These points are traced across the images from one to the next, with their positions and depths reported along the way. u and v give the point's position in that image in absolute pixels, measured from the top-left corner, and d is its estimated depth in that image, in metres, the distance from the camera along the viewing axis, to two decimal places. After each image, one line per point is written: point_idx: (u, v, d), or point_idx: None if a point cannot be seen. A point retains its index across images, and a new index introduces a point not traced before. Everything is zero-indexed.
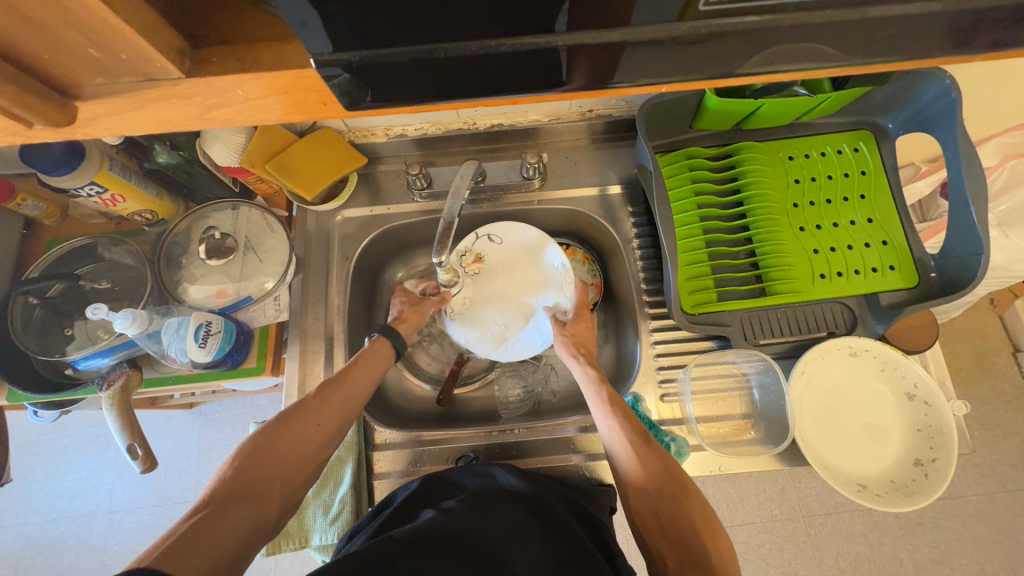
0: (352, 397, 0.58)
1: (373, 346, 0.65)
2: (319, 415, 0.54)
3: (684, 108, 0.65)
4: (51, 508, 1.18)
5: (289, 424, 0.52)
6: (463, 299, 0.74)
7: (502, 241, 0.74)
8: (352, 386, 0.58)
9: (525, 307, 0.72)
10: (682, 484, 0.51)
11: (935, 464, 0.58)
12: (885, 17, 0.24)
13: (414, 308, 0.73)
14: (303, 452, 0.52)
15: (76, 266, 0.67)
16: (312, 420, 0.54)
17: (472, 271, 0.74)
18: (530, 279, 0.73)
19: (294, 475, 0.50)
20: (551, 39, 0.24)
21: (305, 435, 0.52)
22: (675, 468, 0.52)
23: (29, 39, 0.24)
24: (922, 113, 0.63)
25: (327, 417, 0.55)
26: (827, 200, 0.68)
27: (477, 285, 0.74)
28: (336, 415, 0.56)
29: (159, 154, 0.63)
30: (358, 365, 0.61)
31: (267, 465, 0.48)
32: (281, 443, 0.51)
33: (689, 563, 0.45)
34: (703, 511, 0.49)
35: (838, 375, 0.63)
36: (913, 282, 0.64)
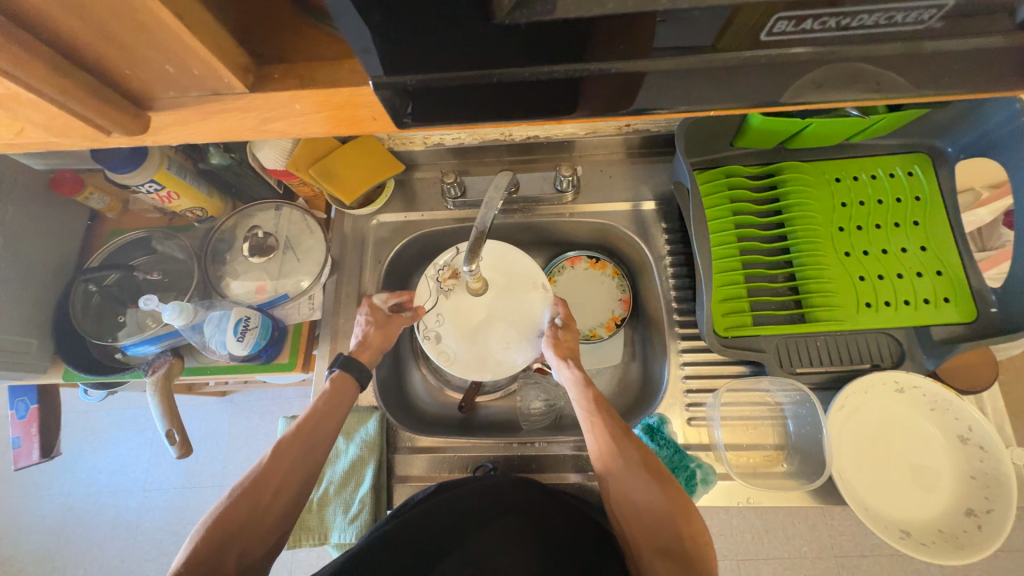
0: (310, 450, 0.55)
1: (333, 385, 0.60)
2: (277, 478, 0.52)
3: (726, 126, 0.63)
4: (92, 481, 1.25)
5: (245, 496, 0.50)
6: (439, 318, 0.68)
7: (483, 259, 0.70)
8: (311, 439, 0.56)
9: (515, 328, 0.67)
10: (658, 469, 0.51)
11: (989, 516, 0.54)
12: (954, 50, 0.23)
13: (380, 330, 0.65)
14: (263, 523, 0.50)
15: (132, 258, 0.72)
16: (267, 488, 0.51)
17: (449, 288, 0.68)
18: (524, 298, 0.68)
19: (254, 547, 0.49)
20: (603, 65, 0.25)
21: (261, 506, 0.51)
22: (650, 458, 0.52)
23: (116, 57, 0.26)
24: (987, 138, 0.59)
25: (286, 484, 0.53)
26: (876, 225, 0.64)
27: (458, 302, 0.68)
28: (296, 476, 0.53)
29: (212, 155, 0.66)
30: (316, 414, 0.57)
31: (224, 544, 0.47)
32: (238, 517, 0.49)
33: (663, 552, 0.48)
34: (676, 494, 0.50)
35: (882, 411, 0.60)
36: (971, 317, 0.59)
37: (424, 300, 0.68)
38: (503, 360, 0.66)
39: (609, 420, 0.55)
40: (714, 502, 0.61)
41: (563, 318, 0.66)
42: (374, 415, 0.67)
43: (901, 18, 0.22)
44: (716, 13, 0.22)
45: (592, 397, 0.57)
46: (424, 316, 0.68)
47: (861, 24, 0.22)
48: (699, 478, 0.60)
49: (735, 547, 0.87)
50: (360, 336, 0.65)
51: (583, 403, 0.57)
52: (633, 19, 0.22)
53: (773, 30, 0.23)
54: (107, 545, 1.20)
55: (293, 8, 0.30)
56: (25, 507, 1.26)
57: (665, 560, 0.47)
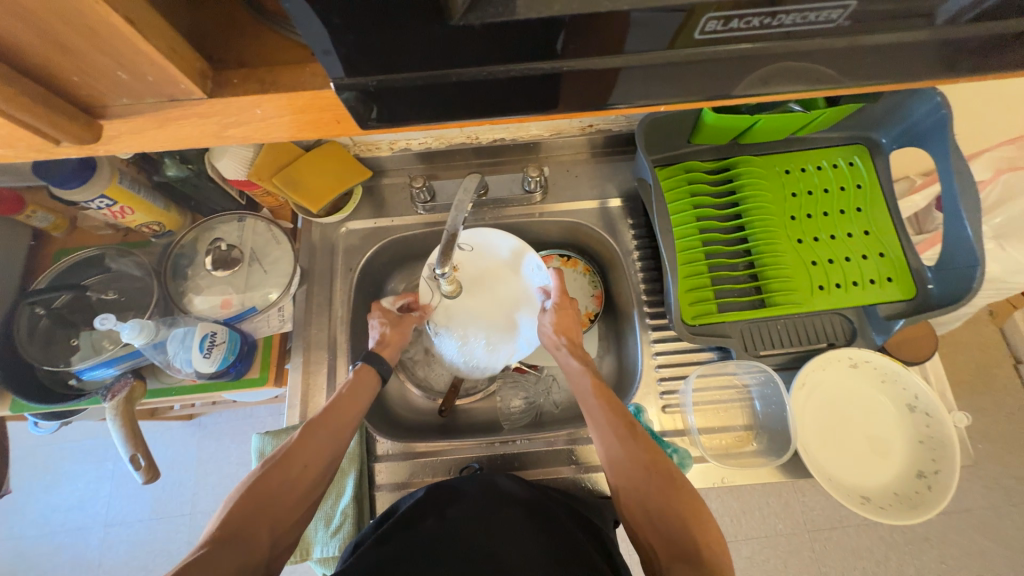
0: (339, 430, 0.56)
1: (358, 376, 0.62)
2: (306, 455, 0.53)
3: (682, 124, 0.66)
4: (47, 520, 1.17)
5: (276, 468, 0.50)
6: (444, 316, 0.71)
7: (475, 249, 0.72)
8: (337, 421, 0.57)
9: (511, 314, 0.70)
10: (671, 475, 0.52)
11: (937, 476, 0.58)
12: (870, 46, 0.26)
13: (397, 329, 0.68)
14: (290, 496, 0.50)
15: (83, 278, 0.68)
16: (297, 461, 0.52)
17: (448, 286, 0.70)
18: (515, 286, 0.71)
19: (281, 522, 0.48)
20: (555, 64, 0.26)
21: (290, 478, 0.51)
22: (663, 461, 0.53)
23: (62, 62, 0.25)
24: (914, 128, 0.64)
25: (315, 460, 0.53)
26: (824, 213, 0.69)
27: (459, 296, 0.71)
28: (324, 453, 0.54)
29: (168, 167, 0.64)
30: (342, 398, 0.59)
31: (255, 512, 0.47)
32: (269, 487, 0.49)
33: (679, 557, 0.46)
34: (690, 501, 0.50)
35: (838, 387, 0.64)
36: (911, 293, 0.64)
37: (428, 301, 0.70)
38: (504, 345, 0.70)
39: (619, 424, 0.56)
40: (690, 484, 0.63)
41: (556, 300, 0.67)
42: (353, 425, 0.66)
43: (814, 16, 0.24)
44: (659, 14, 0.23)
45: (602, 397, 0.59)
46: (433, 313, 0.71)
47: (782, 23, 0.25)
48: (675, 462, 0.63)
49: None
50: (377, 336, 0.67)
51: (593, 391, 0.60)
52: (582, 19, 0.23)
53: (705, 29, 0.25)
54: None
55: (250, 14, 0.30)
56: None
57: (682, 564, 0.45)
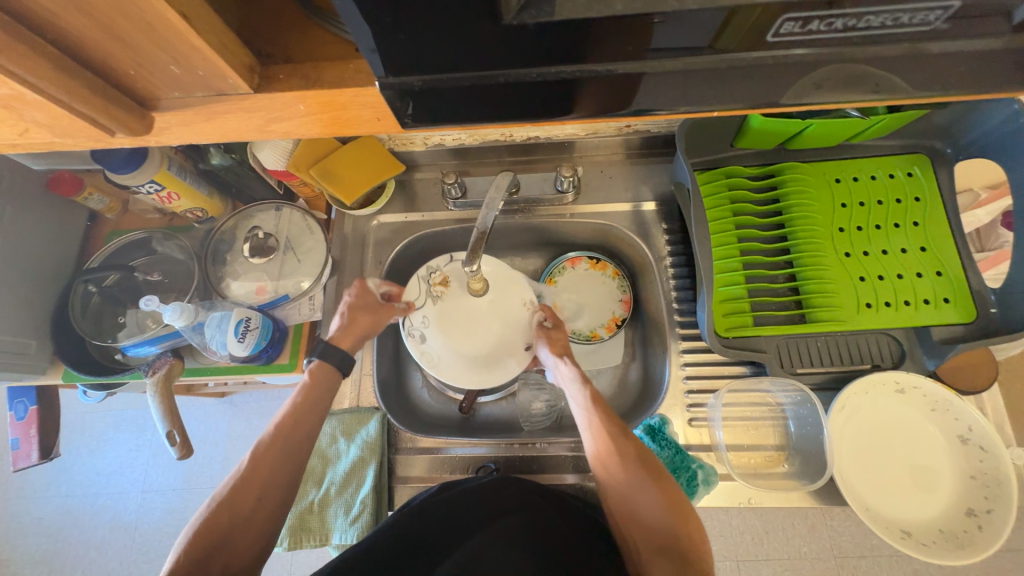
0: (291, 454, 0.53)
1: (311, 380, 0.58)
2: (256, 485, 0.50)
3: (726, 127, 0.64)
4: (91, 483, 1.25)
5: (226, 504, 0.49)
6: (426, 319, 0.68)
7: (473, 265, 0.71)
8: (290, 445, 0.54)
9: (499, 342, 0.68)
10: (656, 470, 0.51)
11: (990, 516, 0.54)
12: (951, 52, 0.24)
13: (369, 315, 0.64)
14: (247, 531, 0.49)
15: (132, 259, 0.72)
16: (248, 492, 0.50)
17: (438, 293, 0.69)
18: (512, 304, 0.69)
19: (237, 559, 0.48)
20: (608, 67, 0.25)
21: (244, 513, 0.49)
22: (648, 458, 0.52)
23: (120, 56, 0.26)
24: (986, 138, 0.59)
25: (269, 490, 0.51)
26: (876, 225, 0.64)
27: (447, 306, 0.69)
28: (278, 482, 0.52)
29: (213, 156, 0.67)
30: (293, 416, 0.55)
31: (205, 559, 0.46)
32: (220, 526, 0.48)
33: (661, 553, 0.48)
34: (675, 501, 0.50)
35: (883, 412, 0.60)
36: (971, 317, 0.60)
37: (413, 299, 0.68)
38: (481, 371, 0.66)
39: (607, 420, 0.54)
40: (715, 502, 0.61)
41: (552, 319, 0.67)
42: (375, 416, 0.67)
43: (908, 18, 0.22)
44: (719, 14, 0.22)
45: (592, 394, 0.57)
46: (413, 315, 0.68)
47: (866, 25, 0.22)
48: (700, 479, 0.60)
49: (735, 549, 0.86)
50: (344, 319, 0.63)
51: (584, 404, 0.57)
52: (640, 19, 0.22)
53: (779, 31, 0.23)
54: (105, 546, 1.20)
55: (300, 9, 0.30)
56: (23, 509, 1.25)
57: (664, 561, 0.47)
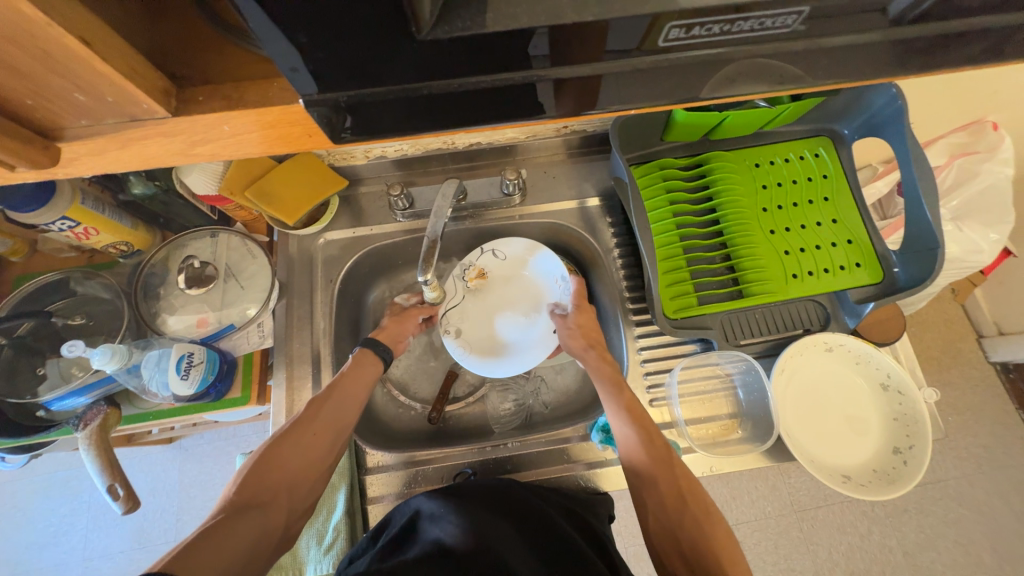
0: (344, 406, 0.58)
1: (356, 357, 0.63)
2: (315, 425, 0.55)
3: (654, 122, 0.68)
4: (20, 560, 1.11)
5: (286, 439, 0.53)
6: (461, 313, 0.73)
7: (505, 257, 0.75)
8: (342, 398, 0.58)
9: (531, 321, 0.72)
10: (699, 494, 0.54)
11: (912, 451, 0.61)
12: (824, 49, 0.27)
13: (395, 320, 0.71)
14: (303, 462, 0.53)
15: (47, 303, 0.65)
16: (307, 431, 0.54)
17: (473, 287, 0.73)
18: (535, 296, 0.73)
19: (297, 486, 0.51)
20: (528, 74, 0.26)
21: (302, 448, 0.53)
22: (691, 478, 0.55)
23: (13, 86, 0.24)
24: (873, 120, 0.67)
25: (324, 430, 0.55)
26: (794, 203, 0.71)
27: (479, 299, 0.73)
28: (333, 424, 0.56)
29: (134, 185, 0.63)
30: (347, 371, 0.61)
31: (268, 483, 0.49)
32: (281, 459, 0.51)
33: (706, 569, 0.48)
34: (723, 536, 0.51)
35: (816, 371, 0.66)
36: (879, 278, 0.67)
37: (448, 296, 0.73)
38: (519, 355, 0.70)
39: (663, 454, 0.55)
40: None
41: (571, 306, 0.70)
42: None
43: (770, 22, 0.25)
44: (619, 23, 0.24)
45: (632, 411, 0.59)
46: (446, 312, 0.73)
47: (741, 29, 0.25)
48: None
49: None
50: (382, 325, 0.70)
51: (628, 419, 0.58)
52: (552, 30, 0.24)
53: (668, 36, 0.25)
54: None
55: (214, 29, 0.29)
56: None
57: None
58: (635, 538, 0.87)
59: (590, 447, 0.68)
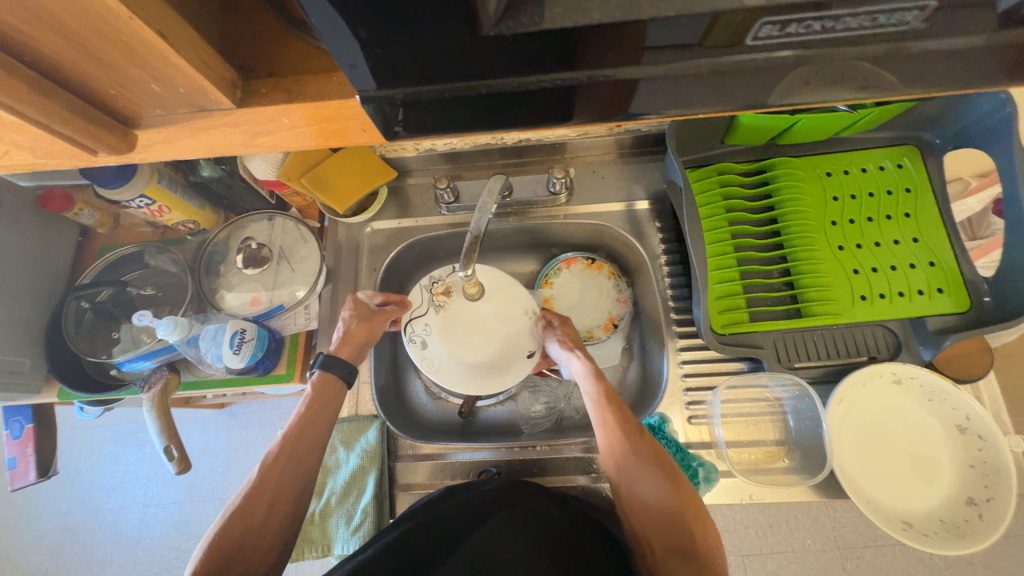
0: (302, 458, 0.55)
1: (314, 392, 0.59)
2: (270, 491, 0.52)
3: (715, 125, 0.64)
4: (91, 499, 1.24)
5: (239, 514, 0.50)
6: (427, 326, 0.68)
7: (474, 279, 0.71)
8: (300, 450, 0.55)
9: (504, 347, 0.68)
10: (673, 470, 0.53)
11: (990, 504, 0.54)
12: (934, 51, 0.24)
13: (364, 324, 0.65)
14: (261, 541, 0.50)
15: (124, 273, 0.71)
16: (260, 501, 0.51)
17: (440, 303, 0.69)
18: (505, 320, 0.69)
19: (254, 568, 0.48)
20: (591, 74, 0.25)
21: (256, 524, 0.50)
22: (665, 457, 0.54)
23: (99, 76, 0.26)
24: (973, 129, 0.60)
25: (280, 497, 0.52)
26: (868, 218, 0.65)
27: (447, 317, 0.68)
28: (287, 490, 0.53)
29: (203, 168, 0.67)
30: (302, 420, 0.57)
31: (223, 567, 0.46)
32: (233, 539, 0.48)
33: (675, 551, 0.49)
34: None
35: (879, 403, 0.60)
36: (965, 307, 0.60)
37: (413, 305, 0.68)
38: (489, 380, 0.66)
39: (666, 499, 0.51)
40: (716, 499, 0.61)
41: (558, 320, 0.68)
42: (373, 424, 0.67)
43: (885, 19, 0.22)
44: (696, 20, 0.22)
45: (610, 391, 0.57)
46: (415, 321, 0.68)
47: (846, 26, 0.23)
48: (701, 476, 0.60)
49: (739, 543, 0.86)
50: (342, 330, 0.65)
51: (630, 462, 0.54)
52: (622, 27, 0.22)
53: (757, 34, 0.23)
54: (107, 562, 1.19)
55: (281, 22, 0.29)
56: (23, 527, 1.24)
57: (677, 559, 0.48)
58: None
59: None
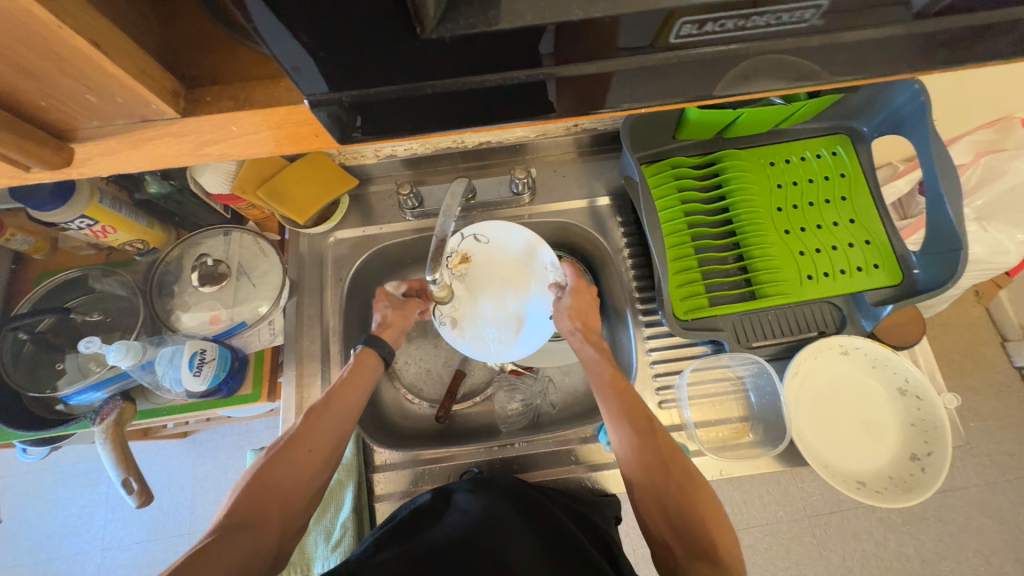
0: (345, 415, 0.56)
1: (357, 359, 0.61)
2: (313, 439, 0.53)
3: (666, 121, 0.67)
4: (43, 548, 1.15)
5: (279, 456, 0.51)
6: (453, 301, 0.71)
7: (489, 241, 0.73)
8: (344, 405, 0.57)
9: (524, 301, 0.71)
10: (691, 476, 0.52)
11: (931, 457, 0.59)
12: (843, 43, 0.26)
13: (398, 311, 0.68)
14: (297, 481, 0.51)
15: (67, 300, 0.67)
16: (302, 446, 0.52)
17: (460, 271, 0.71)
18: (523, 282, 0.71)
19: (290, 506, 0.50)
20: (534, 73, 0.26)
21: (294, 467, 0.51)
22: (684, 463, 0.53)
23: (27, 88, 0.25)
24: (893, 116, 0.65)
25: (321, 444, 0.53)
26: (809, 203, 0.69)
27: (468, 287, 0.71)
28: (329, 438, 0.54)
29: (149, 184, 0.64)
30: (348, 377, 0.59)
31: (260, 503, 0.48)
32: (272, 477, 0.50)
33: (699, 555, 0.48)
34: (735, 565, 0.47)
35: (830, 374, 0.64)
36: (898, 279, 0.65)
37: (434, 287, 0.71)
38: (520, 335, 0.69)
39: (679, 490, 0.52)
40: None
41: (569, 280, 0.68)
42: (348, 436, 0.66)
43: (788, 17, 0.24)
44: (629, 18, 0.23)
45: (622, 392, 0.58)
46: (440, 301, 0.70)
47: (757, 24, 0.25)
48: None
49: None
50: (378, 318, 0.67)
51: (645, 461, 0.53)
52: (558, 28, 0.23)
53: (680, 32, 0.25)
54: None
55: (223, 30, 0.29)
56: None
57: (703, 563, 0.47)
58: (643, 540, 0.86)
59: (598, 450, 0.67)
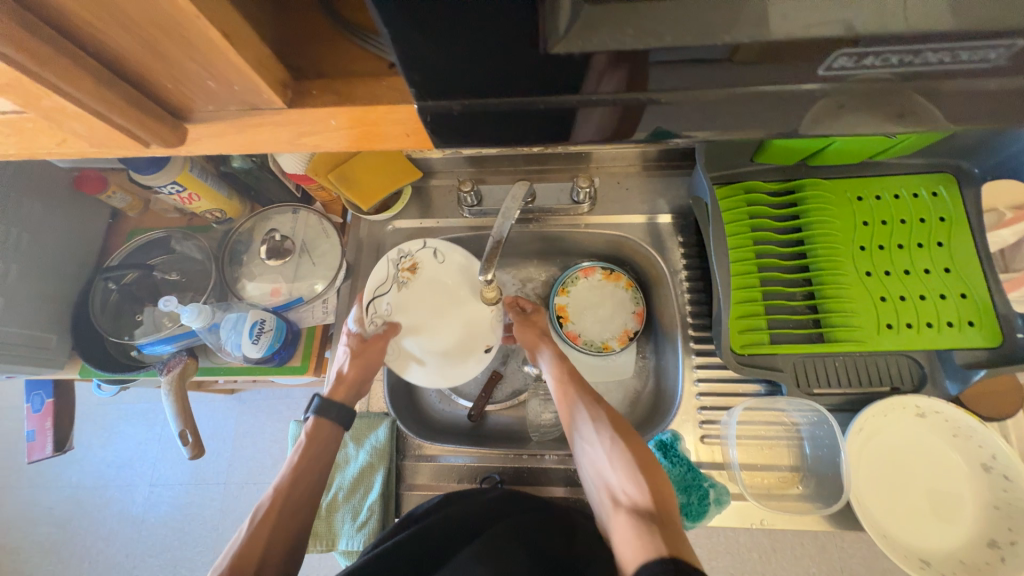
0: (294, 510, 0.56)
1: (310, 431, 0.61)
2: (260, 546, 0.52)
3: (746, 142, 0.63)
4: (101, 474, 1.27)
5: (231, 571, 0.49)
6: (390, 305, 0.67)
7: (445, 259, 0.69)
8: (293, 496, 0.57)
9: (465, 333, 0.68)
10: (624, 429, 0.58)
11: (1014, 548, 0.52)
12: (993, 88, 0.23)
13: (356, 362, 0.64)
14: None
15: (150, 257, 0.73)
16: (250, 559, 0.51)
17: (403, 279, 0.68)
18: (471, 314, 0.68)
19: None
20: (651, 94, 0.25)
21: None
22: (619, 419, 0.59)
23: (159, 71, 0.27)
24: (1014, 160, 0.58)
25: (270, 553, 0.53)
26: (899, 245, 0.63)
27: (410, 296, 0.68)
28: (279, 546, 0.54)
29: (234, 159, 0.69)
30: (296, 465, 0.58)
31: None
32: None
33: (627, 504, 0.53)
34: (664, 514, 0.51)
35: (900, 436, 0.59)
36: (995, 342, 0.58)
37: (376, 282, 0.66)
38: (449, 367, 0.66)
39: (611, 444, 0.57)
40: (726, 522, 0.60)
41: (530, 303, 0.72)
42: (383, 422, 0.68)
43: (955, 56, 0.22)
44: (752, 46, 0.22)
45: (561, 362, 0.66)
46: (376, 303, 0.67)
47: (916, 61, 0.22)
48: (711, 498, 0.59)
49: (741, 568, 0.84)
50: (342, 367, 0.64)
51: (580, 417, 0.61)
52: (675, 51, 0.22)
53: (830, 65, 0.23)
54: (111, 538, 1.21)
55: (334, 26, 0.30)
56: (34, 497, 1.27)
57: (626, 509, 0.53)
58: None
59: None
